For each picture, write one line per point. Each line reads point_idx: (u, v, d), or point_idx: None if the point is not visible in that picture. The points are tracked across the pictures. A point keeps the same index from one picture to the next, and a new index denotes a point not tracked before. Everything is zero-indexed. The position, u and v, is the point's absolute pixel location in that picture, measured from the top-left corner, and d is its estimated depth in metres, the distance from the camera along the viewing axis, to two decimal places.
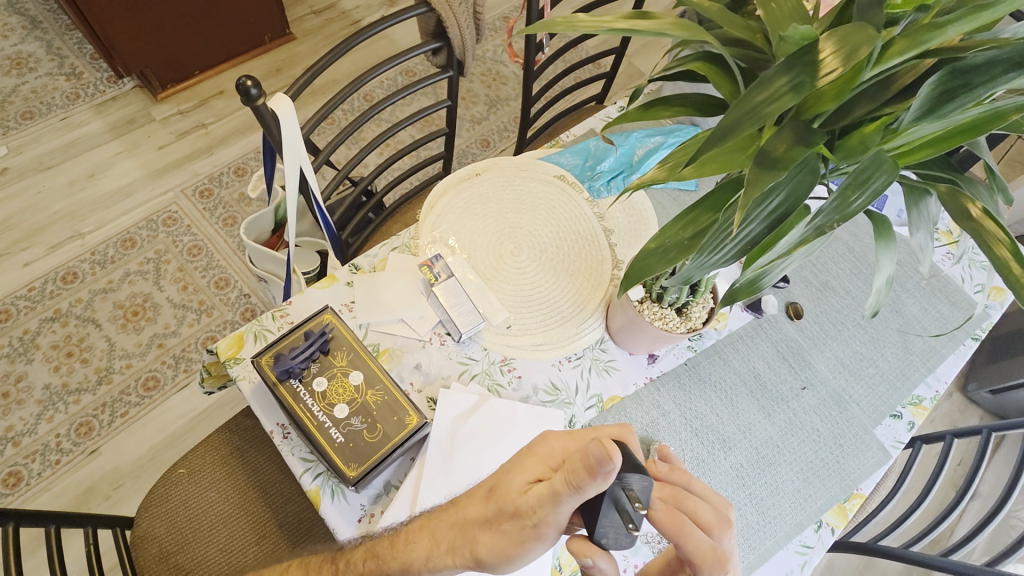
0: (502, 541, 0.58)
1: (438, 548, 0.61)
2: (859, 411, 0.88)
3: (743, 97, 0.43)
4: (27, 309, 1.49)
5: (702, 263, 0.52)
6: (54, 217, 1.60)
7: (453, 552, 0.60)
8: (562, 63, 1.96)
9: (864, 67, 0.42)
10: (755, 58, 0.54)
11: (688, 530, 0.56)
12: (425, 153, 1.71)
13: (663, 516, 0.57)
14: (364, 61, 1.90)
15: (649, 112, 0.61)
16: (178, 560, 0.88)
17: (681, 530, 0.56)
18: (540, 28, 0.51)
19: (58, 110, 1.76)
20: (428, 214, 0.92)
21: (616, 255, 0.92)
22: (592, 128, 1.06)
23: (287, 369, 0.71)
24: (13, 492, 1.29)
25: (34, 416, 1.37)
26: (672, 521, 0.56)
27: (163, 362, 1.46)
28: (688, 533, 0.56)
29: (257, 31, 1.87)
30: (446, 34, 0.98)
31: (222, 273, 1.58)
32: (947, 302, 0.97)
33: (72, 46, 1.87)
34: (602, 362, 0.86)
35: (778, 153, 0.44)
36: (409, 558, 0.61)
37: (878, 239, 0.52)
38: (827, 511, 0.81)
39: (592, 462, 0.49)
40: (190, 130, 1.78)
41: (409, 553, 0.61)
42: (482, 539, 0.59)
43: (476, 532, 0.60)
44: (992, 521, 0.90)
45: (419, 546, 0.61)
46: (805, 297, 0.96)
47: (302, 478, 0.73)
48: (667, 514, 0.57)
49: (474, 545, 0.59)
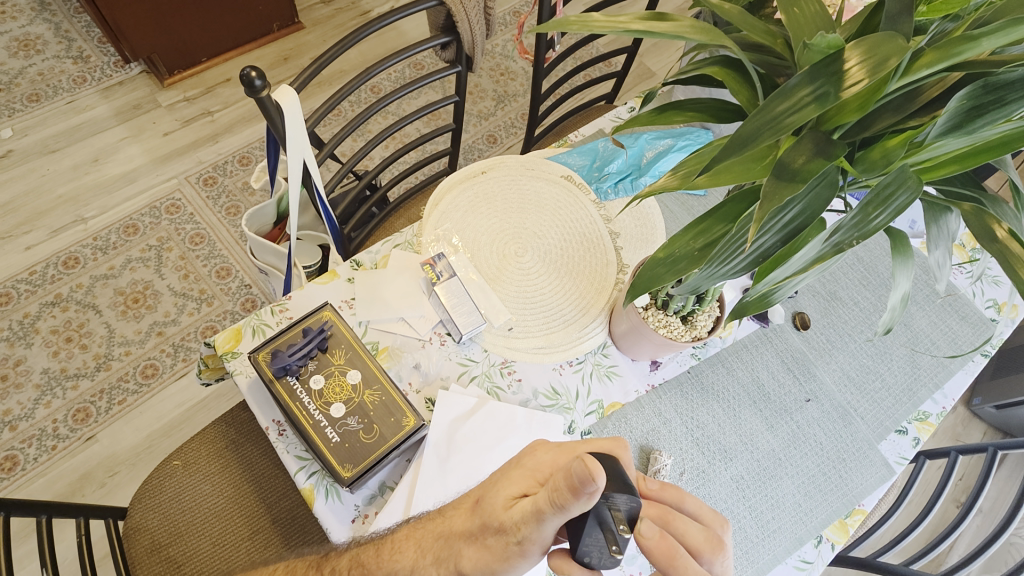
0: (487, 555, 0.57)
1: (426, 555, 0.60)
2: (864, 425, 0.86)
3: (763, 107, 0.41)
4: (27, 293, 1.48)
5: (712, 273, 0.51)
6: (58, 200, 1.60)
7: (438, 564, 0.59)
8: (571, 60, 1.95)
9: (891, 79, 0.41)
10: (773, 64, 0.53)
11: (680, 562, 0.54)
12: (430, 148, 1.70)
13: (656, 545, 0.54)
14: (372, 52, 1.89)
15: (661, 116, 0.59)
16: (170, 553, 0.88)
17: (673, 561, 0.54)
18: (552, 27, 0.50)
19: (64, 94, 1.75)
20: (432, 212, 0.91)
21: (622, 259, 0.91)
22: (601, 128, 1.04)
23: (284, 366, 0.70)
24: (9, 477, 1.29)
25: (31, 401, 1.37)
26: (665, 551, 0.54)
27: (162, 350, 1.45)
28: (680, 564, 0.54)
29: (266, 19, 1.86)
30: (456, 29, 0.97)
31: (223, 262, 1.58)
32: (957, 317, 0.96)
33: (80, 29, 1.86)
34: (603, 367, 0.84)
35: (797, 165, 0.43)
36: (393, 568, 0.60)
37: (895, 254, 0.50)
38: (827, 527, 0.79)
39: (575, 481, 0.48)
40: (196, 117, 1.77)
41: (393, 563, 0.60)
42: (466, 553, 0.58)
43: (461, 545, 0.59)
44: (995, 541, 0.89)
45: (404, 556, 0.61)
46: (812, 307, 0.94)
47: (296, 477, 0.72)
48: (660, 542, 0.54)
49: (459, 558, 0.58)
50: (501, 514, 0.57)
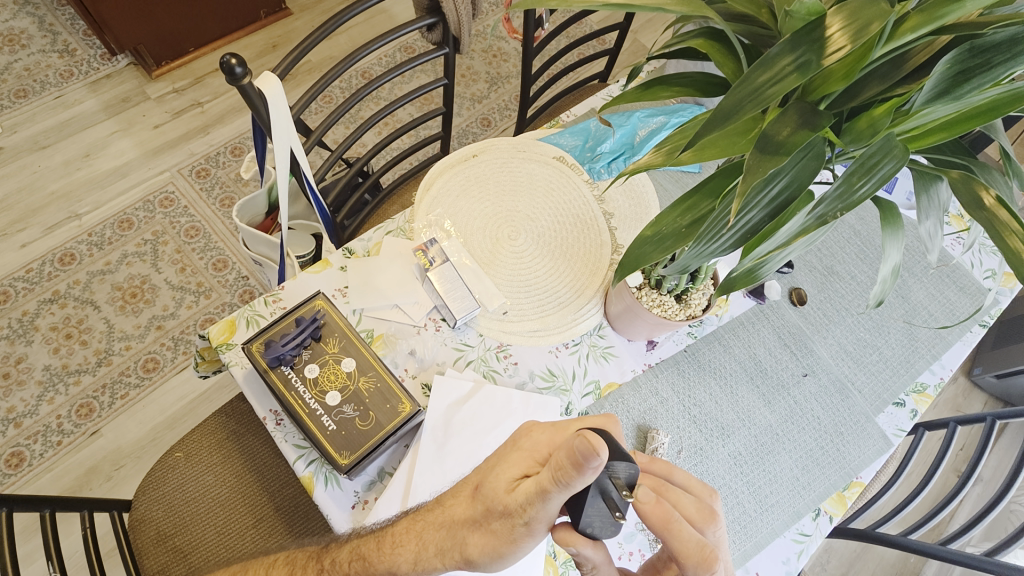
0: (493, 540, 0.57)
1: (429, 537, 0.61)
2: (861, 398, 0.87)
3: (745, 77, 0.41)
4: (25, 291, 1.48)
5: (700, 251, 0.50)
6: (50, 197, 1.59)
7: (441, 554, 0.60)
8: (563, 39, 1.93)
9: (876, 45, 0.40)
10: (759, 34, 0.52)
11: (675, 526, 0.55)
12: (423, 132, 1.69)
13: (651, 509, 0.55)
14: (362, 37, 1.86)
15: (647, 92, 0.59)
16: (176, 543, 0.89)
17: (667, 524, 0.55)
18: (532, 4, 0.48)
19: (52, 89, 1.73)
20: (423, 197, 0.90)
21: (616, 239, 0.91)
22: (593, 107, 1.03)
23: (278, 356, 0.70)
24: (16, 473, 1.30)
25: (35, 398, 1.38)
26: (660, 515, 0.55)
27: (162, 344, 1.46)
28: (675, 527, 0.55)
29: (253, 6, 1.83)
30: (441, 9, 0.95)
31: (220, 254, 1.57)
32: (955, 288, 0.96)
33: (64, 22, 1.84)
34: (599, 349, 0.85)
35: (782, 137, 0.42)
36: (394, 562, 0.60)
37: (884, 227, 0.49)
38: (825, 499, 0.80)
39: (578, 457, 0.48)
40: (186, 109, 1.75)
41: (394, 557, 0.61)
42: (472, 540, 0.58)
43: (466, 533, 0.59)
44: (993, 510, 0.89)
45: (406, 549, 0.61)
46: (809, 283, 0.94)
47: (295, 465, 0.72)
48: (656, 506, 0.55)
49: (464, 546, 0.59)
50: (506, 498, 0.57)
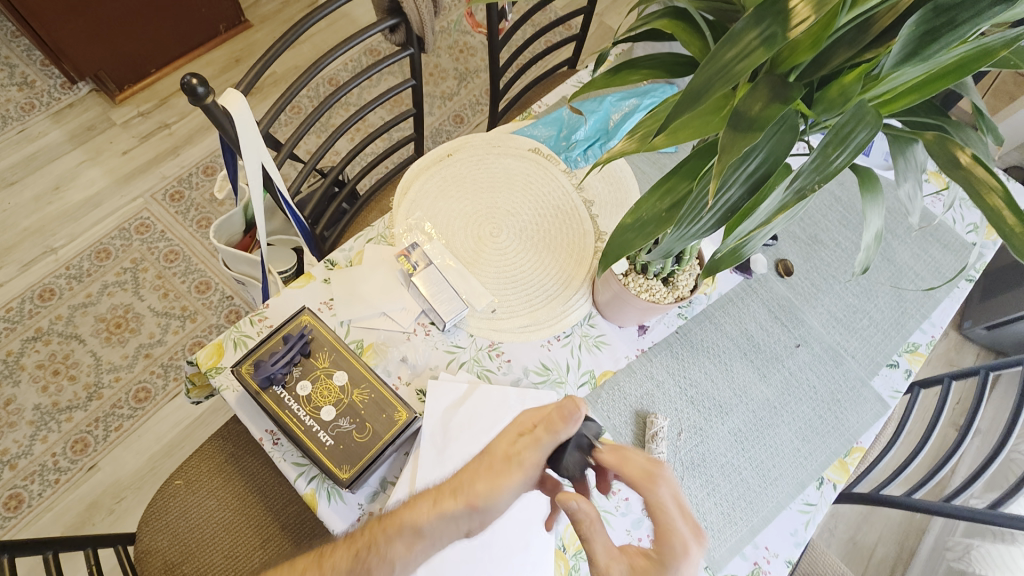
0: (494, 480, 0.59)
1: (428, 528, 0.59)
2: (855, 363, 0.88)
3: (713, 55, 0.40)
4: (6, 331, 1.45)
5: (682, 235, 0.49)
6: (24, 234, 1.55)
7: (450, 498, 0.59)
8: (528, 28, 1.92)
9: (841, 12, 0.39)
10: (724, 10, 0.51)
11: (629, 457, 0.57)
12: (396, 135, 1.68)
13: (608, 456, 0.58)
14: (326, 44, 1.84)
15: (616, 77, 0.59)
16: (184, 571, 0.88)
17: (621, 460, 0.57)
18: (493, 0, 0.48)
19: (14, 123, 1.69)
20: (400, 202, 0.89)
21: (598, 227, 0.91)
22: (564, 96, 1.02)
23: (269, 376, 0.69)
24: (16, 515, 1.28)
25: (27, 438, 1.35)
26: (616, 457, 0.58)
27: (152, 372, 1.44)
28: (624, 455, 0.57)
29: (213, 21, 1.80)
30: (401, 10, 0.93)
31: (202, 276, 1.55)
32: (939, 246, 0.96)
33: (20, 53, 1.79)
34: (591, 338, 0.84)
35: (754, 113, 0.41)
36: (414, 516, 0.59)
37: (863, 193, 0.49)
38: (827, 467, 0.81)
39: (566, 412, 0.57)
40: (153, 132, 1.72)
41: (413, 512, 0.60)
42: (477, 484, 0.59)
43: (470, 478, 0.60)
44: (993, 462, 0.90)
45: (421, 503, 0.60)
46: (794, 253, 0.94)
47: (296, 483, 0.71)
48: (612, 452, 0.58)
49: (471, 486, 0.59)
50: (512, 459, 0.59)
